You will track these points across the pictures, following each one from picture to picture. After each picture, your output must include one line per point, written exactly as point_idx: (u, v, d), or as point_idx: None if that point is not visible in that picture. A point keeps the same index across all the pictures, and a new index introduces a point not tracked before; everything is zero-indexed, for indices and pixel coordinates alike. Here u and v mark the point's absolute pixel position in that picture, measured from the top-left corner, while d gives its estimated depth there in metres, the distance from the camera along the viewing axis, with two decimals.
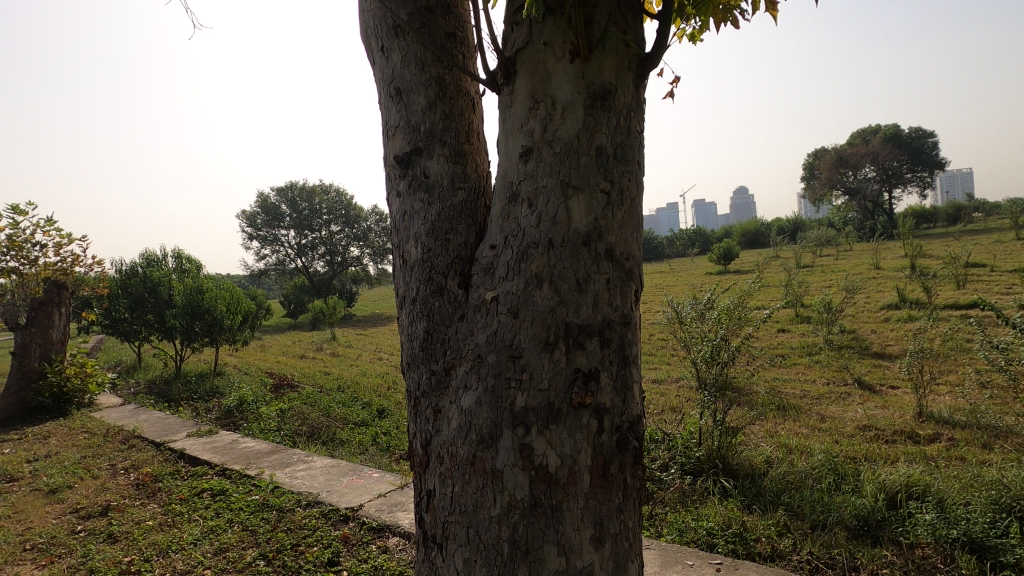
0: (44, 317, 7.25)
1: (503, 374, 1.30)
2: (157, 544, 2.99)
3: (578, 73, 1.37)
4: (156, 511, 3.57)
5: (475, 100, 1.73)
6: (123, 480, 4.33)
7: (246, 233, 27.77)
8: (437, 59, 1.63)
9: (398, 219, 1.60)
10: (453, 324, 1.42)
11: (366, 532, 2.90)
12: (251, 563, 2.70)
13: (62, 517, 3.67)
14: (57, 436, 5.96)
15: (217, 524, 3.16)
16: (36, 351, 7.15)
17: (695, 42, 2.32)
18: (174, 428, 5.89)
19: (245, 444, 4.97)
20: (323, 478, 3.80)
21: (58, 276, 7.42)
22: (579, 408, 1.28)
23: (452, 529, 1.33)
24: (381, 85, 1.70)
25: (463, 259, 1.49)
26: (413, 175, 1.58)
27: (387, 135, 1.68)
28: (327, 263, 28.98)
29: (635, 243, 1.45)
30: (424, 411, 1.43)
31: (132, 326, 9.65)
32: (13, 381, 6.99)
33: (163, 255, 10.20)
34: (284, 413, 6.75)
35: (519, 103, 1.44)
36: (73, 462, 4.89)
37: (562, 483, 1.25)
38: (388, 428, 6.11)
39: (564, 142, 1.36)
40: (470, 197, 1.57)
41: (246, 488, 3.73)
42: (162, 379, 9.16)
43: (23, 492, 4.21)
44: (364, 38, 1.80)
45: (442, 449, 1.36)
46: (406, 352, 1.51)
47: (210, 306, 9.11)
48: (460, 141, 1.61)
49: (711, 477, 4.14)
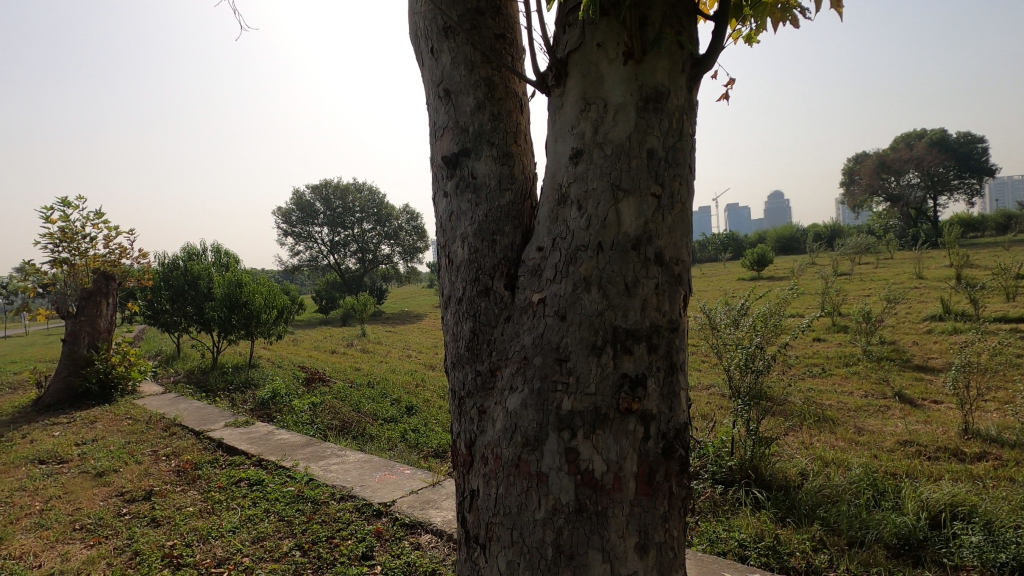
0: (93, 307, 7.56)
1: (550, 377, 1.29)
2: (197, 530, 3.09)
3: (631, 75, 1.36)
4: (196, 497, 3.68)
5: (523, 102, 1.73)
6: (165, 466, 4.49)
7: (281, 230, 28.49)
8: (486, 60, 1.64)
9: (445, 219, 1.61)
10: (498, 325, 1.42)
11: (399, 528, 2.93)
12: (287, 553, 2.75)
13: (109, 499, 3.83)
14: (103, 421, 6.22)
15: (254, 514, 3.24)
16: (85, 338, 7.45)
17: (749, 44, 2.24)
18: (212, 418, 6.07)
19: (280, 435, 5.09)
20: (356, 472, 3.86)
21: (106, 268, 7.76)
22: (626, 413, 1.27)
23: (495, 531, 1.33)
24: (430, 86, 1.71)
25: (510, 260, 1.49)
26: (460, 176, 1.58)
27: (435, 135, 1.69)
28: (358, 260, 29.49)
29: (686, 248, 1.42)
30: (469, 411, 1.43)
31: (173, 318, 9.98)
32: (62, 366, 7.29)
33: (204, 249, 10.58)
34: (315, 407, 6.88)
35: (569, 105, 1.44)
36: (119, 446, 5.09)
37: (608, 489, 1.24)
38: (417, 426, 6.16)
39: (615, 145, 1.35)
40: (517, 198, 1.57)
41: (281, 479, 3.81)
42: (200, 370, 9.46)
43: (72, 474, 4.40)
44: (414, 39, 1.81)
45: (486, 451, 1.37)
46: (451, 352, 1.52)
47: (247, 300, 9.36)
48: (507, 142, 1.61)
49: (743, 487, 4.05)
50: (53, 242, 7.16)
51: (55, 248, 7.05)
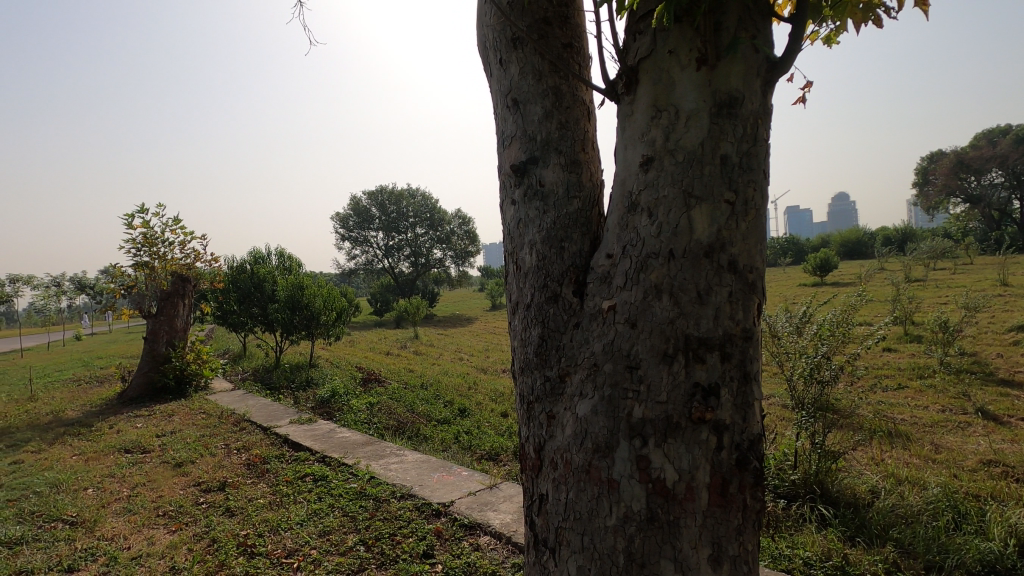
0: (171, 307, 8.10)
1: (620, 384, 1.30)
2: (268, 521, 3.25)
3: (704, 81, 1.35)
4: (265, 490, 3.87)
5: (590, 109, 1.75)
6: (236, 459, 4.75)
7: (339, 235, 29.55)
8: (554, 69, 1.66)
9: (513, 226, 1.64)
10: (568, 331, 1.44)
11: (458, 528, 2.98)
12: (352, 548, 2.86)
13: (187, 488, 4.09)
14: (180, 415, 6.63)
15: (320, 508, 3.39)
16: (164, 336, 8.00)
17: (828, 45, 2.15)
18: (278, 415, 6.36)
19: (342, 433, 5.28)
20: (415, 472, 3.95)
21: (181, 271, 8.20)
22: (698, 423, 1.25)
23: (566, 536, 1.34)
24: (499, 96, 1.75)
25: (578, 267, 1.50)
26: (528, 183, 1.61)
27: (503, 144, 1.72)
28: (411, 264, 30.18)
29: (760, 255, 1.39)
30: (538, 416, 1.45)
31: (240, 318, 10.52)
32: (144, 362, 7.83)
33: (269, 253, 11.11)
34: (372, 407, 7.09)
35: (639, 112, 1.44)
36: (195, 438, 5.43)
37: (680, 499, 1.23)
38: (469, 428, 6.25)
39: (687, 152, 1.34)
40: (585, 206, 1.58)
41: (344, 476, 3.95)
42: (264, 368, 9.94)
43: (154, 463, 4.73)
44: (482, 51, 1.86)
45: (556, 455, 1.38)
46: (520, 357, 1.54)
47: (308, 302, 9.77)
48: (575, 150, 1.62)
49: (808, 502, 3.89)
50: (135, 247, 7.72)
51: (137, 252, 7.58)
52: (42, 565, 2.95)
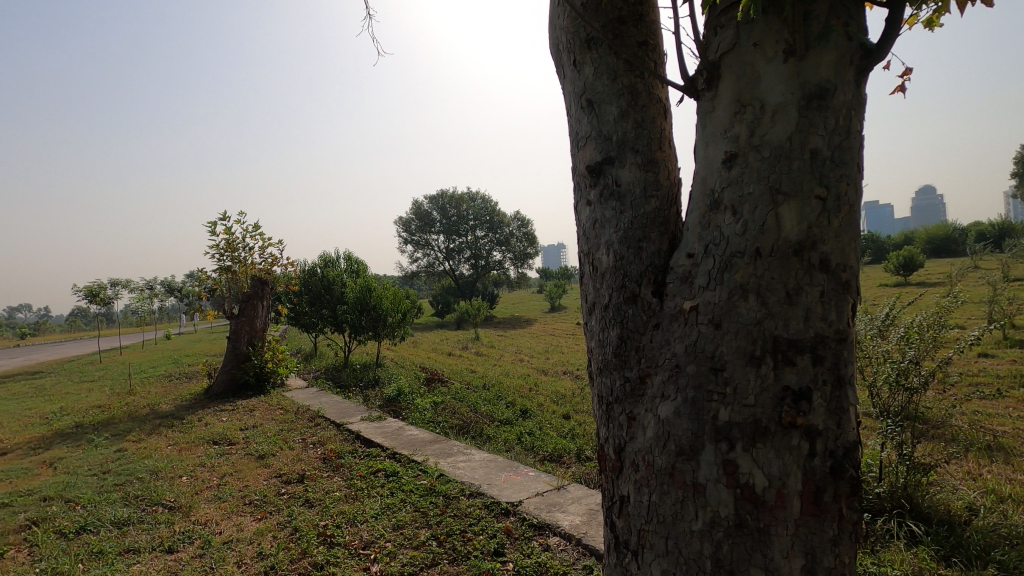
0: (251, 308, 8.58)
1: (705, 387, 1.27)
2: (345, 513, 3.39)
3: (792, 73, 1.30)
4: (341, 483, 4.05)
5: (666, 106, 1.72)
6: (312, 453, 4.99)
7: (402, 239, 30.44)
8: (630, 68, 1.65)
9: (589, 227, 1.63)
10: (647, 332, 1.42)
11: (527, 528, 2.99)
12: (425, 542, 2.94)
13: (270, 479, 4.34)
14: (260, 410, 7.03)
15: (393, 502, 3.50)
16: (245, 335, 8.52)
17: (931, 28, 2.00)
18: (349, 412, 6.63)
19: (410, 431, 5.44)
20: (482, 471, 4.01)
21: (260, 274, 8.63)
22: (789, 428, 1.21)
23: (649, 538, 1.32)
24: (573, 97, 1.76)
25: (657, 267, 1.48)
26: (604, 184, 1.60)
27: (577, 145, 1.73)
28: (471, 267, 30.67)
29: (854, 252, 1.33)
30: (618, 417, 1.44)
31: (311, 319, 11.04)
32: (227, 361, 8.38)
33: (337, 257, 11.58)
34: (436, 406, 7.25)
35: (721, 108, 1.41)
36: (274, 432, 5.75)
37: (770, 506, 1.19)
38: (532, 429, 6.27)
39: (774, 147, 1.30)
40: (663, 205, 1.56)
41: (414, 472, 4.07)
42: (335, 367, 10.39)
43: (239, 454, 5.04)
44: (555, 53, 1.87)
45: (637, 457, 1.36)
46: (597, 358, 1.54)
47: (375, 303, 10.13)
48: (651, 149, 1.60)
49: (894, 518, 3.65)
50: (219, 253, 8.24)
51: (221, 258, 8.10)
52: (146, 545, 3.21)
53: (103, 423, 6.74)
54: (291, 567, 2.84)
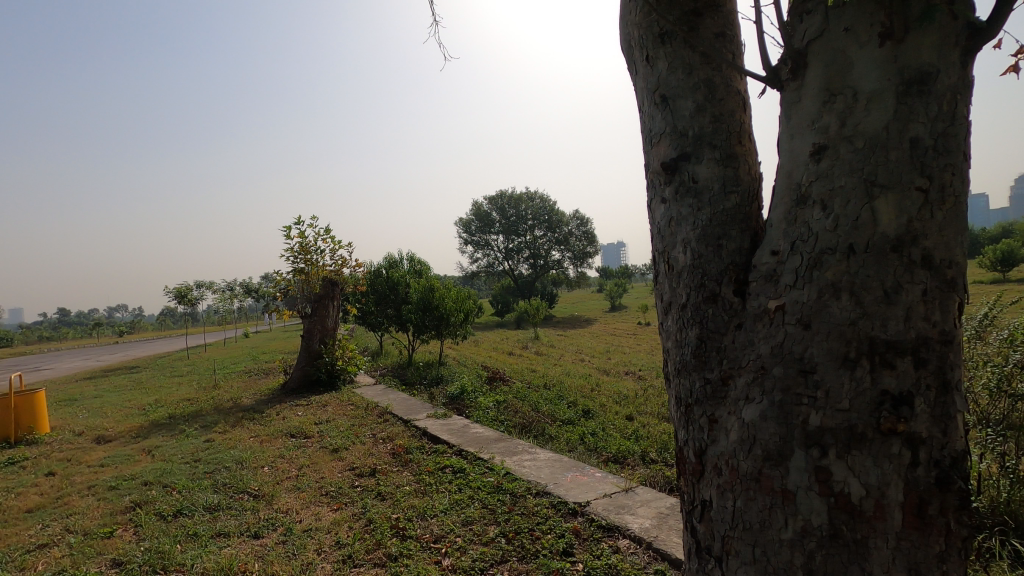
0: (323, 308, 8.95)
1: (793, 390, 1.22)
2: (416, 507, 3.49)
3: (888, 57, 1.22)
4: (410, 478, 4.17)
5: (745, 99, 1.66)
6: (382, 448, 5.16)
7: (463, 240, 30.94)
8: (706, 61, 1.60)
9: (664, 225, 1.60)
10: (729, 332, 1.37)
11: (596, 529, 2.97)
12: (494, 539, 2.98)
13: (344, 471, 4.53)
14: (332, 405, 7.36)
15: (461, 498, 3.57)
16: (317, 334, 8.92)
17: None
18: (416, 409, 6.81)
19: (474, 428, 5.52)
20: (549, 470, 4.01)
21: (331, 276, 9.01)
22: (887, 435, 1.14)
23: (733, 545, 1.29)
24: (645, 94, 1.72)
25: (738, 265, 1.43)
26: (680, 180, 1.56)
27: (650, 142, 1.69)
28: (531, 266, 30.77)
29: (961, 247, 1.23)
30: (697, 419, 1.40)
31: (378, 318, 11.43)
32: (301, 358, 8.78)
33: (401, 258, 11.92)
34: (498, 405, 7.33)
35: (808, 98, 1.34)
36: (346, 427, 5.99)
37: (868, 517, 1.13)
38: (595, 430, 6.22)
39: (868, 138, 1.22)
40: (742, 201, 1.50)
41: (480, 469, 4.13)
42: (400, 365, 10.71)
43: (315, 447, 5.30)
44: (627, 49, 1.85)
45: (720, 461, 1.33)
46: (675, 359, 1.50)
47: (438, 303, 10.35)
48: (730, 143, 1.55)
49: (996, 535, 3.35)
50: (293, 255, 8.67)
51: (295, 260, 8.52)
52: (235, 530, 3.43)
53: (193, 415, 7.26)
54: (367, 557, 2.96)
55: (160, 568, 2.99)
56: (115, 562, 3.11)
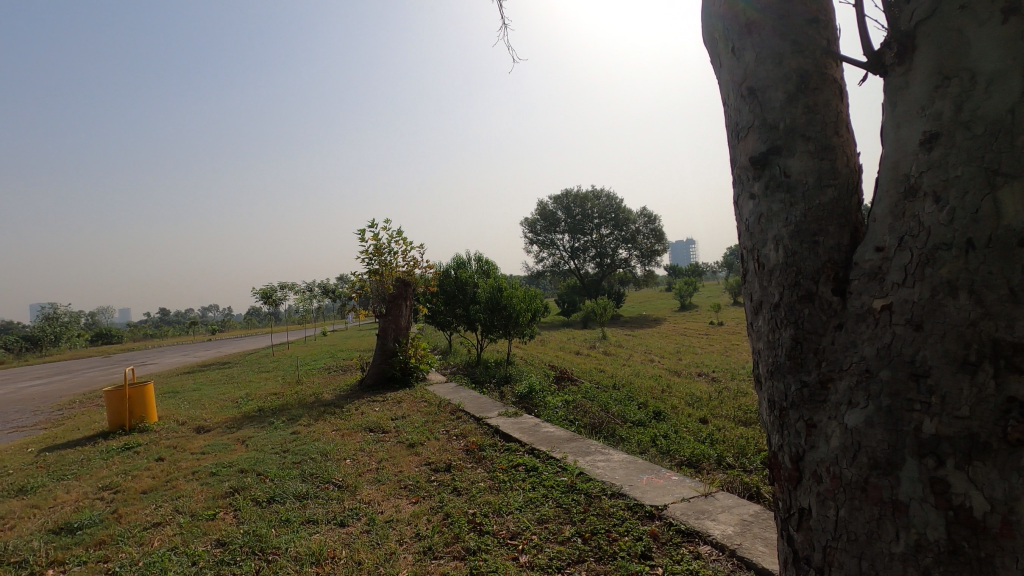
0: (396, 308, 9.26)
1: (903, 395, 1.15)
2: (491, 504, 3.55)
3: (1012, 35, 1.13)
4: (484, 474, 4.25)
5: (841, 87, 1.57)
6: (456, 444, 5.29)
7: (528, 240, 31.06)
8: (798, 50, 1.53)
9: (753, 222, 1.55)
10: (828, 333, 1.31)
11: (675, 533, 2.91)
12: (570, 538, 2.98)
13: (420, 466, 4.68)
14: (406, 402, 7.62)
15: (536, 496, 3.60)
16: (391, 333, 9.26)
17: None
18: (486, 407, 6.92)
19: (545, 427, 5.54)
20: (623, 472, 3.96)
21: (403, 276, 9.31)
22: (1017, 446, 1.03)
23: (838, 556, 1.25)
24: (731, 87, 1.67)
25: (836, 262, 1.36)
26: (770, 176, 1.50)
27: (737, 136, 1.64)
28: (597, 265, 30.44)
29: None
30: (793, 424, 1.36)
31: (447, 318, 11.71)
32: (377, 356, 9.14)
33: (469, 258, 12.14)
34: (567, 404, 7.31)
35: (917, 83, 1.26)
36: (420, 423, 6.19)
37: (995, 534, 1.04)
38: (667, 432, 6.08)
39: (989, 123, 1.13)
40: (842, 194, 1.42)
41: (554, 468, 4.14)
42: (469, 363, 10.92)
43: (393, 442, 5.51)
44: (710, 42, 1.80)
45: (820, 468, 1.29)
46: (767, 361, 1.46)
47: (506, 303, 10.45)
48: (826, 134, 1.47)
49: None
50: (368, 257, 9.03)
51: (371, 262, 8.87)
52: (323, 517, 3.64)
53: (279, 409, 7.73)
54: (446, 549, 3.05)
55: (258, 549, 3.22)
56: (219, 543, 3.37)
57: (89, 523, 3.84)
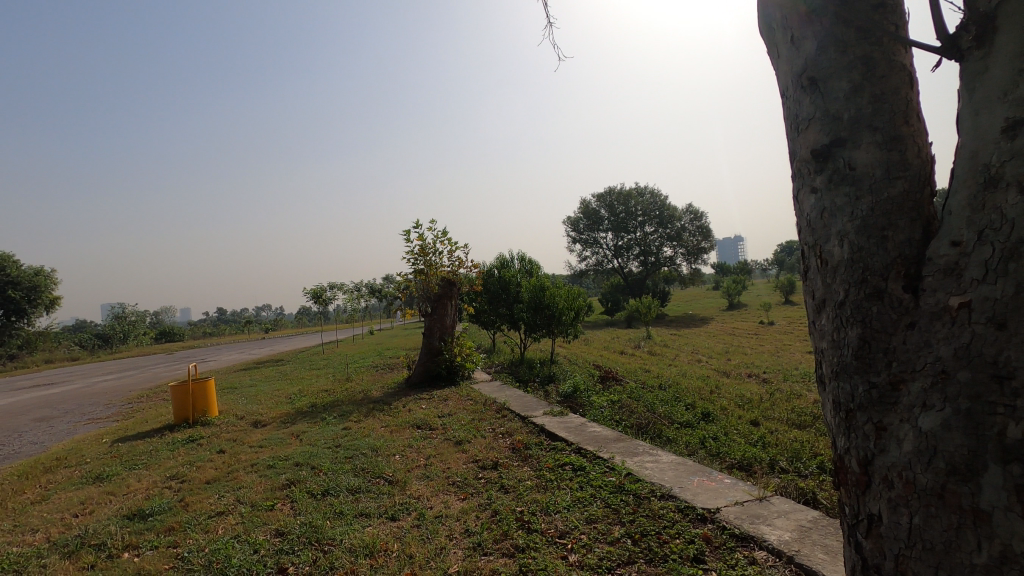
0: (441, 307, 9.39)
1: (984, 398, 1.08)
2: (539, 502, 3.56)
3: None
4: (531, 473, 4.26)
5: (911, 74, 1.50)
6: (502, 442, 5.33)
7: (571, 238, 30.88)
8: (863, 37, 1.46)
9: (815, 217, 1.50)
10: (899, 332, 1.26)
11: (728, 537, 2.84)
12: (619, 539, 2.95)
13: (467, 463, 4.74)
14: (452, 399, 7.72)
15: (583, 496, 3.58)
16: (437, 331, 9.41)
17: None
18: (531, 406, 6.93)
19: (591, 427, 5.50)
20: (673, 473, 3.89)
21: (448, 276, 9.43)
22: None
23: (912, 565, 1.20)
24: (790, 78, 1.62)
25: (907, 258, 1.30)
26: (834, 169, 1.44)
27: (797, 129, 1.59)
28: (641, 263, 29.98)
29: None
30: (861, 427, 1.31)
31: (491, 317, 11.79)
32: (423, 355, 9.31)
33: (512, 257, 12.17)
34: (613, 405, 7.24)
35: (997, 67, 1.19)
36: (467, 421, 6.26)
37: None
38: (717, 433, 5.93)
39: None
40: (913, 186, 1.35)
41: (601, 468, 4.11)
42: (513, 362, 10.96)
43: (440, 438, 5.60)
44: (768, 33, 1.75)
45: (892, 473, 1.24)
46: (832, 361, 1.41)
47: (550, 302, 10.43)
48: (895, 124, 1.40)
49: None
50: (414, 257, 9.20)
51: (416, 262, 9.02)
52: (375, 511, 3.74)
53: (331, 405, 7.98)
54: (495, 546, 3.08)
55: (315, 539, 3.34)
56: (277, 532, 3.52)
57: (159, 510, 4.07)
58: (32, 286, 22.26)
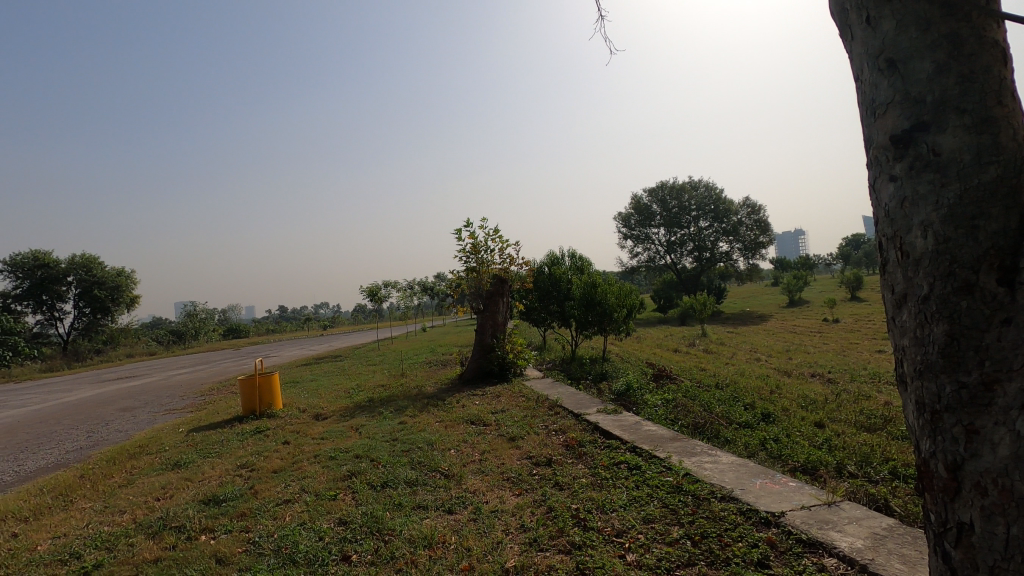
0: (493, 305, 9.45)
1: None
2: (594, 500, 3.54)
3: None
4: (586, 470, 4.24)
5: (1004, 50, 1.38)
6: (555, 439, 5.32)
7: (623, 234, 30.41)
8: (949, 13, 1.37)
9: (894, 206, 1.41)
10: (993, 329, 1.17)
11: (795, 543, 2.73)
12: (678, 540, 2.90)
13: (521, 459, 4.76)
14: (504, 396, 7.78)
15: (640, 495, 3.53)
16: (489, 329, 9.48)
17: None
18: (584, 403, 6.88)
19: (647, 426, 5.41)
20: (733, 475, 3.78)
21: (499, 273, 9.49)
22: None
23: None
24: (866, 60, 1.53)
25: (1002, 248, 1.21)
26: (916, 155, 1.35)
27: (873, 114, 1.50)
28: (695, 259, 29.20)
29: None
30: (950, 429, 1.23)
31: (542, 314, 11.78)
32: (477, 352, 9.41)
33: (562, 254, 12.11)
34: (668, 403, 7.09)
35: None
36: (520, 417, 6.28)
37: None
38: (779, 435, 5.70)
39: None
40: (1008, 171, 1.25)
41: (658, 468, 4.04)
42: (564, 359, 10.92)
43: (493, 434, 5.65)
44: (839, 14, 1.66)
45: (986, 480, 1.16)
46: (913, 358, 1.33)
47: (602, 298, 10.31)
48: (986, 105, 1.30)
49: None
50: (466, 255, 9.31)
51: (468, 259, 9.13)
52: (432, 504, 3.82)
53: (387, 399, 8.20)
54: (551, 542, 3.08)
55: (376, 529, 3.45)
56: (340, 521, 3.65)
57: (232, 496, 4.31)
58: (115, 286, 24.04)
